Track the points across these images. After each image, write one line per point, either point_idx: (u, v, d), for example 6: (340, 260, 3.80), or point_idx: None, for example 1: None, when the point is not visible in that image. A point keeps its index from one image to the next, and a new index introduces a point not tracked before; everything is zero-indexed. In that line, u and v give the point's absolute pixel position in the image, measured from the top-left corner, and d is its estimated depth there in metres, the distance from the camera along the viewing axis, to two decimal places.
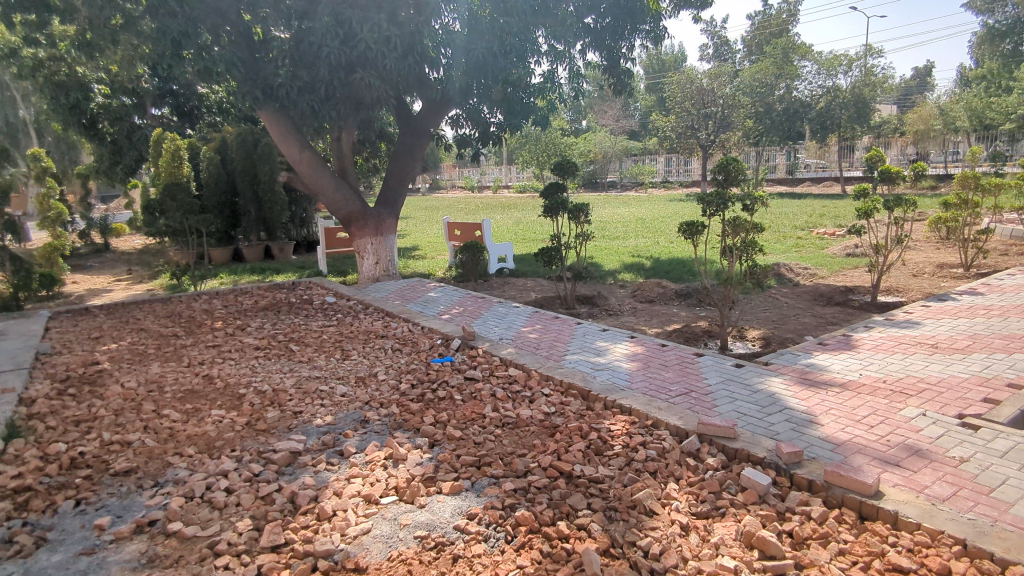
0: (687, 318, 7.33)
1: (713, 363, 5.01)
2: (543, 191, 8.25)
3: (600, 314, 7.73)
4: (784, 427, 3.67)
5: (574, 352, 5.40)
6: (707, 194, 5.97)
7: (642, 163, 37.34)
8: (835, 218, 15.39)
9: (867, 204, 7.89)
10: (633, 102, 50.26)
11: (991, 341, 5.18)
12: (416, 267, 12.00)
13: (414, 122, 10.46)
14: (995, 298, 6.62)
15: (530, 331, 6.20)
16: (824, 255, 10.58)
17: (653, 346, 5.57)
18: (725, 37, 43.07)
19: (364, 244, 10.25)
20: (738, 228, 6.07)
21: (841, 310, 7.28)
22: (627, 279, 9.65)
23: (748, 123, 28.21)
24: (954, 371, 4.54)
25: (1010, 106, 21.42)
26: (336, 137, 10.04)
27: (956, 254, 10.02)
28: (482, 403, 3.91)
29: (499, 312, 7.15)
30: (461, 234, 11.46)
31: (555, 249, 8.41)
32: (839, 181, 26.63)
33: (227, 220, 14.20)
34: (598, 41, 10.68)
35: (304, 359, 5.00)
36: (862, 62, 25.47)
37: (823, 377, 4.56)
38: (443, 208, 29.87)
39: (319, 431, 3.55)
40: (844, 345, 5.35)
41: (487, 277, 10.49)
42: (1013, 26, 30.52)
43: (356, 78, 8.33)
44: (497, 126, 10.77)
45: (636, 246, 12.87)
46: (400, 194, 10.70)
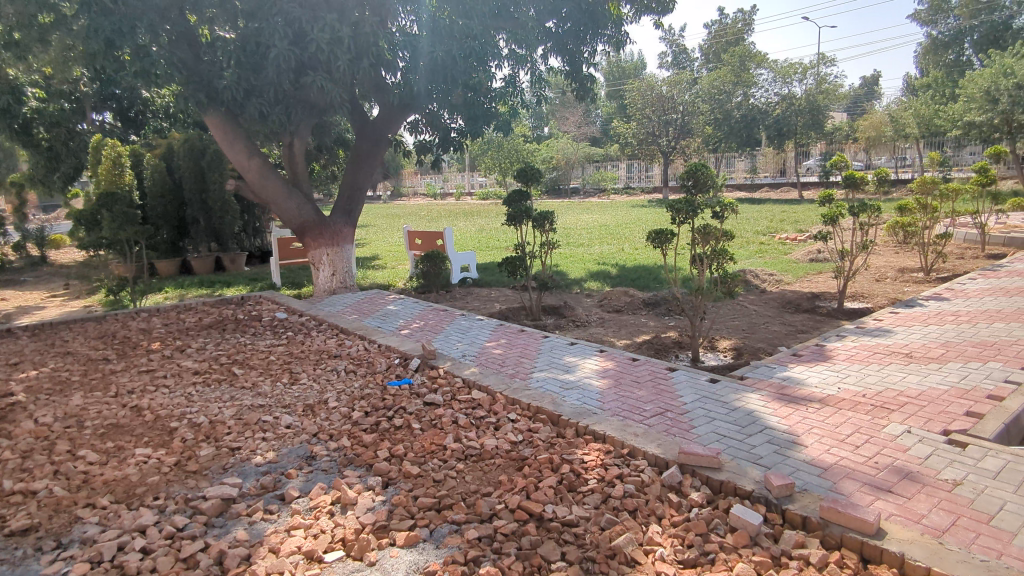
0: (656, 328, 7.12)
1: (687, 378, 4.78)
2: (507, 199, 7.95)
3: (566, 326, 7.47)
4: (767, 450, 3.44)
5: (541, 370, 5.11)
6: (676, 201, 5.75)
7: (604, 169, 37.49)
8: (796, 223, 15.52)
9: (832, 210, 7.83)
10: (595, 109, 50.52)
11: (964, 349, 5.07)
12: (375, 278, 11.56)
13: (371, 128, 10.06)
14: (961, 303, 6.57)
15: (496, 347, 5.89)
16: (787, 260, 10.58)
17: (624, 360, 5.32)
18: (683, 45, 43.69)
19: (319, 255, 9.78)
20: (709, 236, 5.89)
21: (809, 317, 7.17)
22: (593, 288, 9.43)
23: (707, 129, 28.57)
24: (933, 383, 4.38)
25: (956, 114, 22.11)
26: (287, 144, 9.57)
27: (915, 258, 10.11)
28: (443, 432, 3.57)
29: (462, 326, 6.81)
30: (422, 243, 11.08)
31: (519, 258, 8.11)
32: (796, 186, 27.11)
33: (174, 232, 13.52)
34: (561, 46, 10.47)
35: (247, 385, 4.57)
36: (816, 70, 26.04)
37: (801, 392, 4.35)
38: (405, 215, 29.38)
39: (258, 471, 3.16)
40: (819, 356, 5.17)
41: (449, 287, 10.13)
42: (955, 38, 31.77)
43: (307, 81, 7.92)
44: (458, 131, 10.47)
45: (601, 253, 12.69)
46: (357, 202, 10.27)
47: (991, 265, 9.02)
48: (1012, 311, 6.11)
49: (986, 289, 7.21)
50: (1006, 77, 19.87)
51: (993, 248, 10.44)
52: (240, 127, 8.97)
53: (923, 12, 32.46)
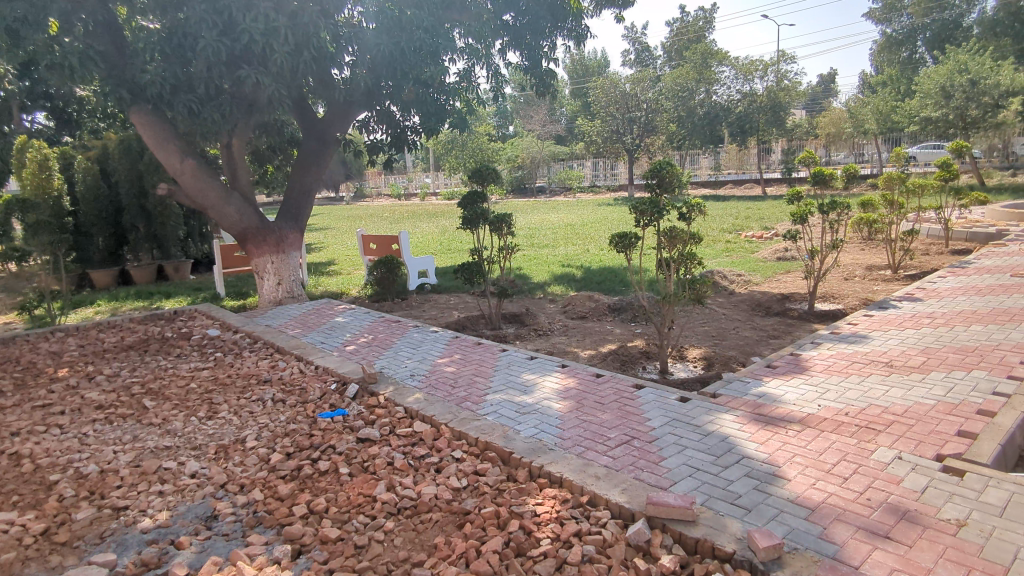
0: (621, 337, 6.70)
1: (655, 396, 4.34)
2: (460, 202, 7.42)
3: (527, 336, 6.99)
4: (745, 487, 3.02)
5: (496, 391, 4.63)
6: (640, 202, 5.32)
7: (570, 168, 37.14)
8: (761, 221, 15.35)
9: (802, 208, 7.51)
10: (560, 106, 50.29)
11: (945, 356, 4.72)
12: (328, 285, 10.92)
13: (318, 127, 9.46)
14: (935, 304, 6.28)
15: (448, 365, 5.37)
16: (754, 259, 10.31)
17: (586, 377, 4.87)
18: (646, 42, 43.74)
19: (263, 264, 9.16)
20: (675, 239, 5.48)
21: (781, 321, 6.83)
22: (557, 292, 8.98)
23: (671, 127, 28.43)
24: (919, 397, 4.01)
25: (911, 110, 22.42)
26: (226, 144, 8.90)
27: (883, 255, 9.91)
28: (374, 478, 3.07)
29: (413, 340, 6.29)
30: (377, 247, 10.49)
31: (476, 264, 7.59)
32: (760, 183, 27.13)
33: (111, 239, 12.71)
34: (518, 40, 10.00)
35: (156, 421, 3.98)
36: (776, 67, 26.11)
37: (777, 411, 3.94)
38: (368, 217, 28.62)
39: (143, 540, 2.61)
40: (795, 367, 4.78)
41: (405, 294, 9.58)
42: (909, 35, 32.23)
43: (240, 75, 7.30)
44: (412, 128, 10.01)
45: (565, 254, 12.27)
46: (304, 206, 9.67)
47: (959, 261, 8.83)
48: (988, 312, 5.82)
49: (958, 288, 6.95)
50: (960, 73, 20.18)
51: (958, 243, 10.31)
52: (172, 126, 8.28)
53: (878, 10, 32.77)
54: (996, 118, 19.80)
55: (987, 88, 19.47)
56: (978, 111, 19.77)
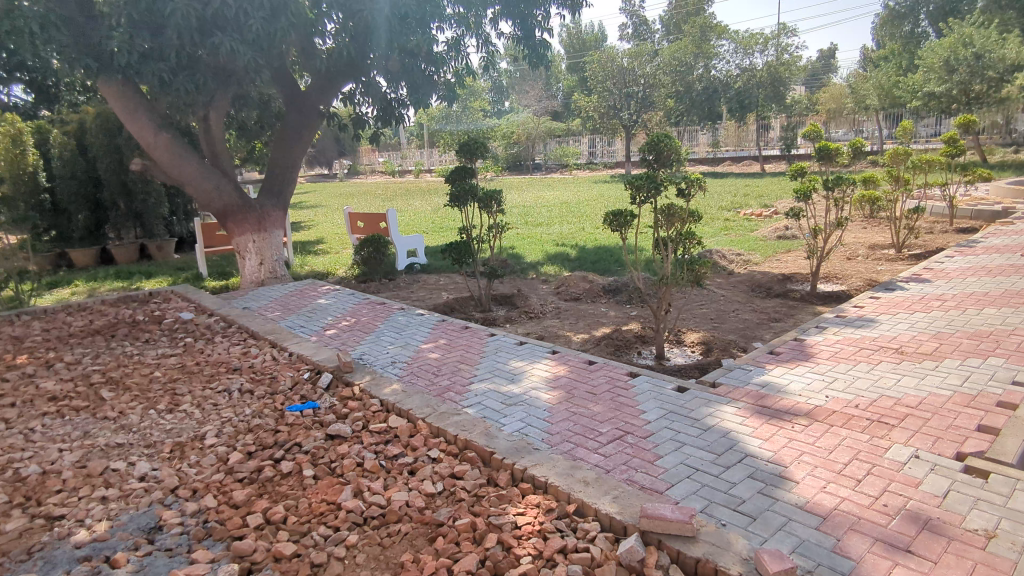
0: (616, 320, 6.40)
1: (650, 386, 4.06)
2: (447, 177, 7.11)
3: (517, 319, 6.68)
4: (749, 490, 2.75)
5: (481, 381, 4.34)
6: (636, 177, 4.98)
7: (566, 145, 36.54)
8: (761, 198, 15.00)
9: (806, 184, 7.18)
10: (557, 82, 49.54)
11: (959, 342, 4.42)
12: (315, 265, 10.58)
13: (300, 100, 9.01)
14: (944, 286, 5.98)
15: (432, 351, 5.07)
16: (754, 238, 9.99)
17: (577, 364, 4.59)
18: (644, 16, 42.90)
19: (244, 243, 8.82)
20: (673, 218, 5.15)
21: (782, 303, 6.53)
22: (550, 273, 8.66)
23: (669, 102, 27.95)
24: (933, 387, 3.72)
25: (914, 85, 21.93)
26: (203, 118, 8.47)
27: (887, 234, 9.58)
28: (341, 481, 2.79)
29: (397, 325, 5.98)
30: (364, 226, 10.14)
31: (464, 243, 7.25)
32: (759, 160, 26.71)
33: (92, 217, 12.31)
34: (510, 8, 9.52)
35: (112, 414, 3.70)
36: (777, 40, 25.51)
37: (782, 403, 3.65)
38: (360, 195, 28.13)
39: (74, 557, 2.33)
40: (800, 353, 4.48)
41: (393, 274, 9.25)
42: (912, 9, 31.54)
43: (213, 43, 6.91)
44: (397, 100, 9.64)
45: (560, 233, 11.93)
46: (287, 182, 9.29)
47: (966, 240, 8.51)
48: (1001, 294, 5.51)
49: (968, 268, 6.63)
50: (964, 47, 19.64)
51: (963, 222, 10.00)
52: (143, 97, 7.88)
53: None
54: (1001, 93, 19.36)
55: (992, 62, 19.01)
56: (982, 85, 19.34)
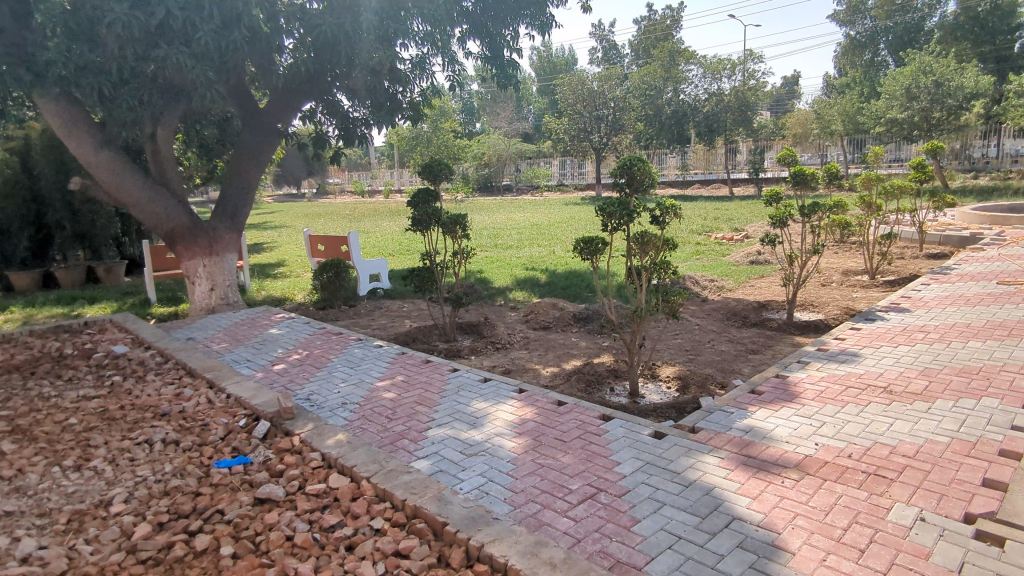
0: (587, 352, 6.06)
1: (625, 431, 3.70)
2: (412, 200, 6.66)
3: (483, 350, 6.29)
4: (738, 563, 2.41)
5: (439, 426, 3.93)
6: (608, 202, 4.66)
7: (536, 166, 36.49)
8: (731, 222, 14.94)
9: (781, 210, 7.00)
10: (527, 104, 49.77)
11: (948, 380, 4.18)
12: (273, 290, 10.06)
13: (257, 117, 8.57)
14: (924, 316, 5.79)
15: (388, 391, 4.65)
16: (726, 263, 9.81)
17: (546, 405, 4.21)
18: (613, 41, 43.56)
19: (194, 267, 8.30)
20: (647, 245, 4.83)
21: (759, 333, 6.28)
22: (519, 299, 8.31)
23: (638, 126, 28.11)
24: (929, 432, 3.44)
25: (877, 111, 22.39)
26: (150, 135, 7.95)
27: (859, 260, 9.48)
28: (263, 563, 2.36)
29: (352, 360, 5.53)
30: (325, 249, 9.69)
31: (427, 270, 6.85)
32: (728, 184, 26.95)
33: (35, 238, 11.57)
34: (478, 27, 9.26)
35: (7, 473, 3.19)
36: (744, 66, 25.86)
37: (768, 453, 3.32)
38: (326, 215, 27.52)
39: None
40: (783, 393, 4.18)
41: (354, 301, 8.80)
42: (871, 38, 32.46)
43: (158, 56, 6.48)
44: (361, 119, 9.32)
45: (530, 257, 11.61)
46: (242, 204, 8.81)
47: (939, 266, 8.44)
48: (983, 326, 5.33)
49: (945, 296, 6.48)
50: (925, 75, 20.09)
51: (932, 247, 9.99)
52: (84, 112, 7.37)
53: (842, 12, 32.86)
54: (960, 121, 19.87)
55: (951, 91, 19.55)
56: (942, 112, 19.82)
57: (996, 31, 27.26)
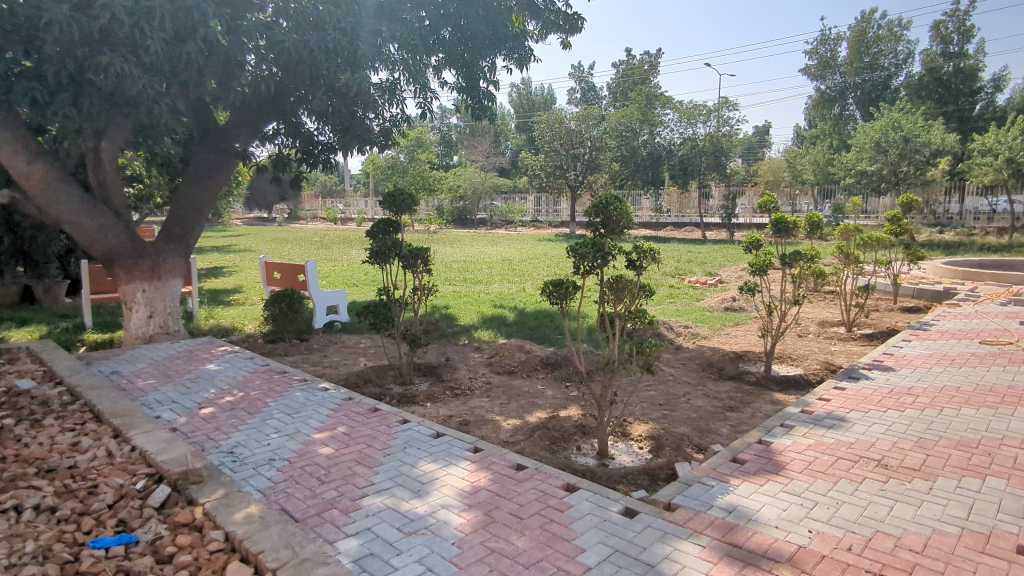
0: (553, 402, 5.58)
1: (591, 508, 3.20)
2: (372, 230, 6.19)
3: (440, 397, 5.74)
4: None
5: (378, 492, 3.39)
6: (581, 243, 4.24)
7: (512, 202, 36.39)
8: (705, 266, 14.75)
9: (761, 258, 6.70)
10: (505, 140, 50.08)
11: (945, 454, 3.80)
12: (222, 318, 9.40)
13: (214, 135, 8.05)
14: (911, 376, 5.46)
15: (325, 445, 4.09)
16: (700, 308, 9.51)
17: (503, 470, 3.70)
18: (592, 82, 44.34)
19: (132, 292, 7.65)
20: (623, 292, 4.40)
21: (736, 387, 5.88)
22: (483, 339, 7.81)
23: (614, 166, 28.25)
24: (935, 520, 3.03)
25: (847, 163, 22.84)
26: (93, 150, 7.39)
27: (836, 311, 9.25)
28: None
29: (291, 405, 4.94)
30: (281, 277, 9.10)
31: (384, 306, 6.33)
32: (701, 227, 27.07)
33: None
34: (453, 56, 8.96)
35: None
36: (719, 113, 26.22)
37: (755, 542, 2.86)
38: (294, 241, 26.76)
39: None
40: (768, 462, 3.75)
41: (308, 334, 8.21)
42: (841, 93, 33.44)
43: (99, 63, 5.97)
44: (326, 144, 8.92)
45: (499, 293, 11.18)
46: (192, 226, 8.22)
47: (917, 321, 8.23)
48: (973, 391, 5.01)
49: (928, 355, 6.20)
50: (894, 130, 20.58)
51: (906, 300, 9.85)
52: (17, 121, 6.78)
53: (813, 67, 33.82)
54: (926, 176, 20.33)
55: (919, 146, 19.98)
56: (910, 167, 20.23)
57: (958, 93, 28.34)
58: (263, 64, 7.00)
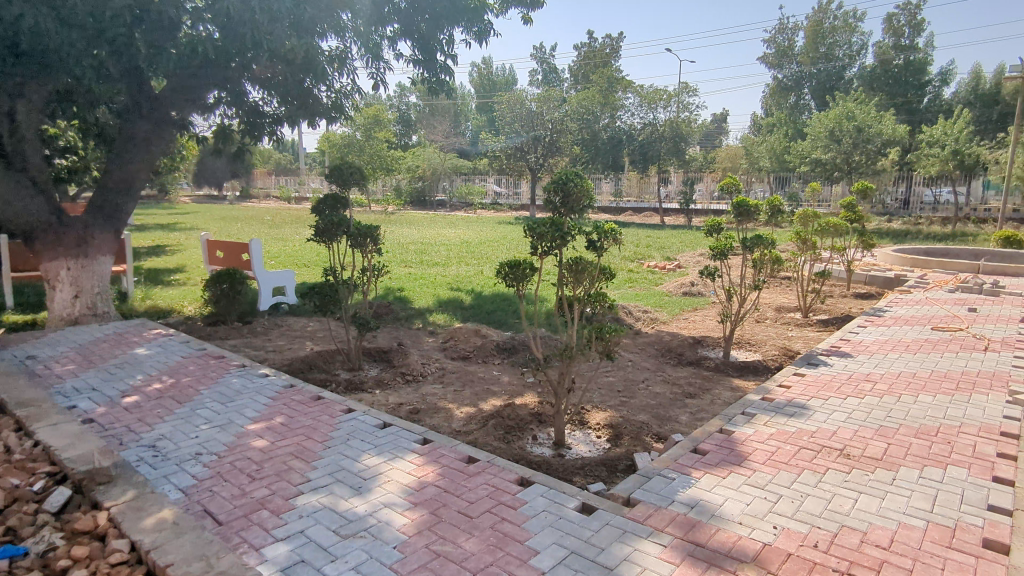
0: (509, 389, 5.36)
1: (546, 504, 2.98)
2: (318, 206, 5.85)
3: (390, 383, 5.44)
4: None
5: (314, 490, 3.09)
6: (538, 221, 3.99)
7: (471, 183, 35.87)
8: (664, 251, 14.75)
9: (723, 242, 6.59)
10: (466, 121, 49.38)
11: (907, 443, 3.72)
12: (160, 299, 8.85)
13: (149, 104, 7.26)
14: (868, 363, 5.44)
15: (260, 437, 3.76)
16: (659, 293, 9.43)
17: (452, 464, 3.44)
18: (553, 65, 44.01)
19: (56, 270, 7.14)
20: (582, 274, 4.18)
21: (696, 373, 5.77)
22: (438, 322, 7.53)
23: (574, 149, 28.07)
24: (900, 513, 2.92)
25: (802, 151, 23.23)
26: (7, 113, 6.56)
27: (792, 297, 9.29)
28: None
29: (225, 393, 4.57)
30: (223, 256, 8.60)
31: (330, 287, 5.97)
32: (660, 212, 27.23)
33: None
34: (409, 27, 8.50)
35: None
36: (679, 98, 26.28)
37: (719, 540, 2.69)
38: (243, 219, 25.76)
39: None
40: (731, 452, 3.61)
41: (252, 316, 7.77)
42: (797, 83, 34.01)
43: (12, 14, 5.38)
44: (273, 116, 8.42)
45: (456, 276, 10.88)
46: (126, 204, 7.62)
47: (870, 307, 8.32)
48: (929, 377, 5.00)
49: (884, 341, 6.21)
50: (847, 119, 20.98)
51: (859, 287, 9.99)
52: None
53: (771, 56, 34.27)
54: (877, 166, 20.82)
55: (871, 136, 20.42)
56: (862, 156, 20.66)
57: (908, 86, 29.14)
58: (202, 24, 6.38)
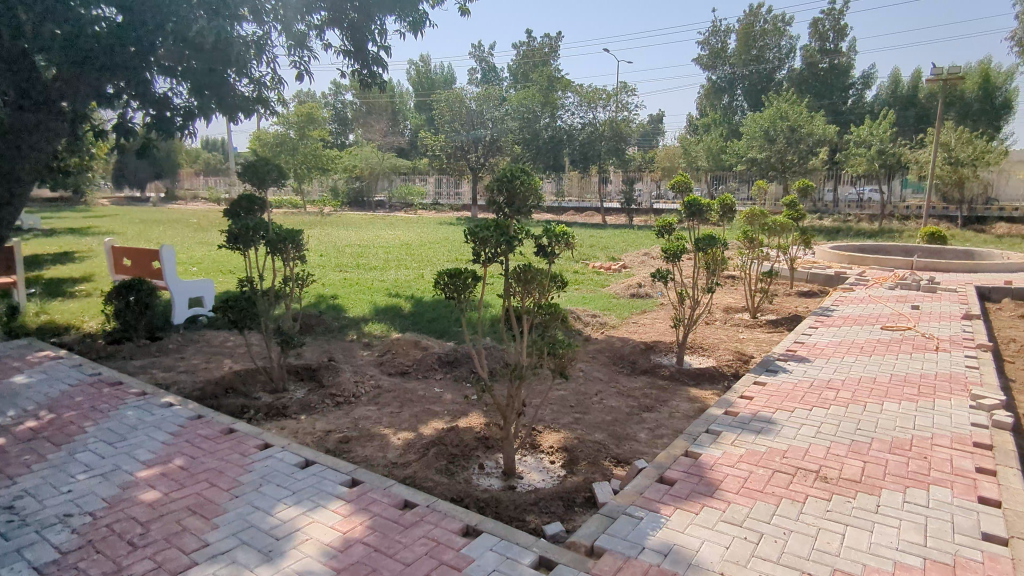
0: (452, 409, 4.85)
1: (496, 562, 2.51)
2: (232, 208, 5.18)
3: (318, 407, 4.84)
4: None
5: (211, 560, 2.51)
6: (480, 226, 3.52)
7: (411, 183, 35.05)
8: (608, 251, 14.54)
9: (675, 243, 6.28)
10: (405, 119, 48.37)
11: (883, 461, 3.45)
12: (57, 314, 7.87)
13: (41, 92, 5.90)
14: (826, 368, 5.22)
15: (150, 487, 3.12)
16: (607, 295, 9.11)
17: (385, 513, 2.91)
18: (492, 63, 43.63)
19: None
20: (532, 282, 3.72)
21: (651, 383, 5.42)
22: (374, 333, 6.93)
23: (516, 148, 27.73)
24: (893, 550, 2.60)
25: (738, 151, 23.67)
26: None
27: (739, 296, 9.17)
28: None
29: (116, 429, 3.88)
30: (131, 264, 7.71)
31: (248, 300, 5.29)
32: (602, 212, 27.25)
33: None
34: (337, 13, 7.82)
35: None
36: (618, 98, 26.37)
37: None
38: (165, 223, 24.09)
39: None
40: (701, 480, 3.24)
41: (163, 331, 6.95)
42: (730, 84, 34.86)
43: None
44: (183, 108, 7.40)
45: (394, 280, 10.28)
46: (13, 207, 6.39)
47: (817, 307, 8.25)
48: (890, 383, 4.80)
49: (838, 343, 6.04)
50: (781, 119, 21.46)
51: (802, 285, 10.00)
52: None
53: (705, 57, 34.98)
54: (808, 165, 21.40)
55: (803, 136, 20.96)
56: (795, 156, 21.18)
57: (834, 88, 30.26)
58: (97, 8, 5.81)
